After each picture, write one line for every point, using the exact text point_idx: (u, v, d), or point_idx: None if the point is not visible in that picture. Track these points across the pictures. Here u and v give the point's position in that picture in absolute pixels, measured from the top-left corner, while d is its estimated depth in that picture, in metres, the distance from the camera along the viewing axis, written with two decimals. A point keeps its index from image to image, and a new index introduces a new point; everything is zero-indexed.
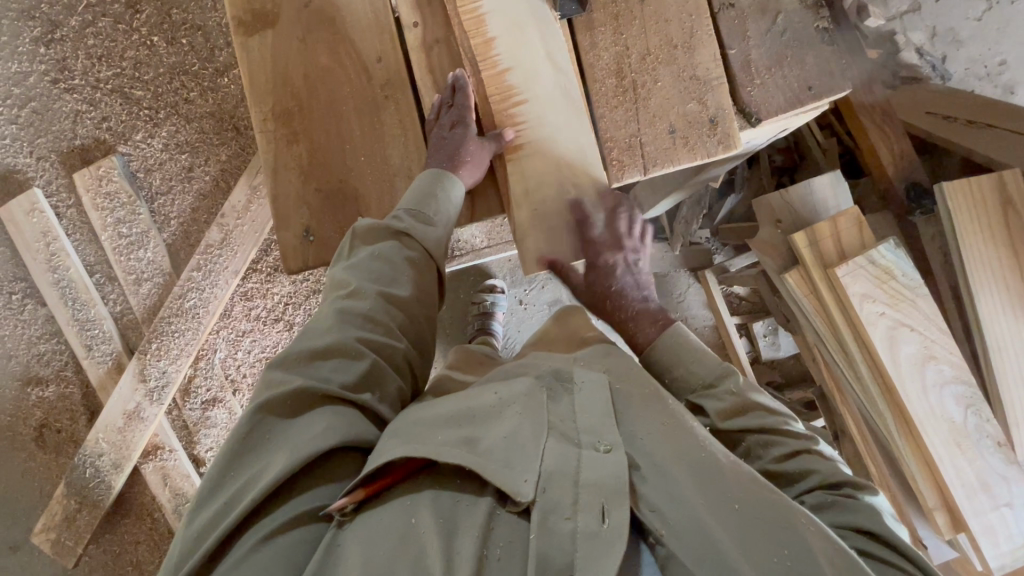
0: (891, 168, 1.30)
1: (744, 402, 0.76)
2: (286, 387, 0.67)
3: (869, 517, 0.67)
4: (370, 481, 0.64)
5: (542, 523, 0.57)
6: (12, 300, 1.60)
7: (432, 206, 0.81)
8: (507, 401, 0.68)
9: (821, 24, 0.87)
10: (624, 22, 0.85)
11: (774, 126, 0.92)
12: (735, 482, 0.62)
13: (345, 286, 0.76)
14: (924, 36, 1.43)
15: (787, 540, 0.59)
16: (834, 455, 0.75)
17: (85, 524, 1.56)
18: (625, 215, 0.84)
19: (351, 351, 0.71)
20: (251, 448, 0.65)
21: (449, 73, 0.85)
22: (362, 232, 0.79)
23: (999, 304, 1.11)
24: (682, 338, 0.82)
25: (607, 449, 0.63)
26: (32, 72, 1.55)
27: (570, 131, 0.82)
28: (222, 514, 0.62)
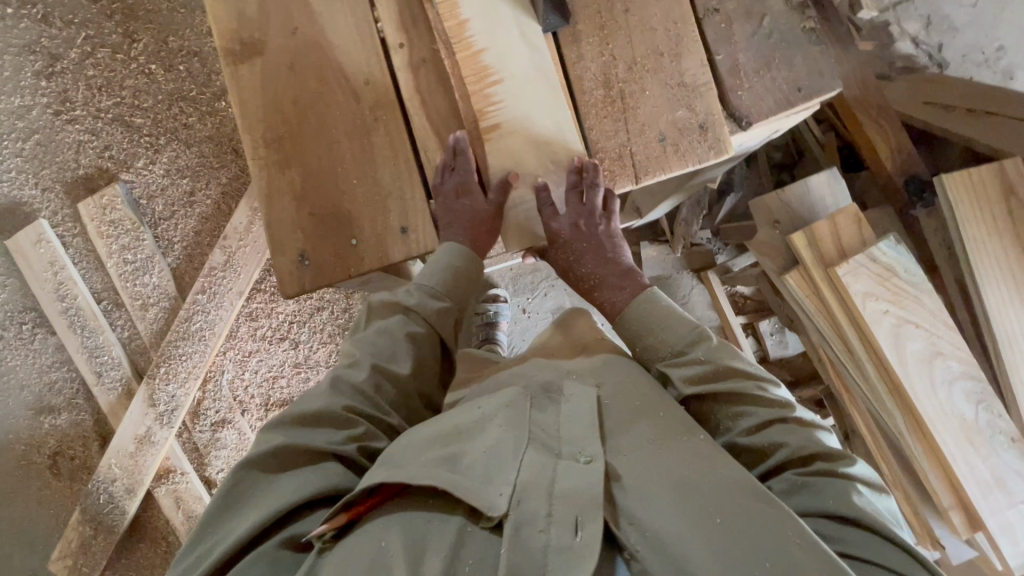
0: (889, 162, 1.29)
1: (716, 365, 0.73)
2: (277, 438, 0.68)
3: (838, 500, 0.64)
4: (353, 505, 0.64)
5: (514, 535, 0.57)
6: (22, 330, 1.62)
7: (448, 283, 0.84)
8: (490, 416, 0.68)
9: (808, 24, 0.86)
10: (610, 32, 0.85)
11: (765, 128, 0.91)
12: (726, 493, 0.60)
13: (347, 357, 0.77)
14: (919, 26, 1.42)
15: (769, 552, 0.57)
16: (813, 420, 0.71)
17: (101, 550, 1.57)
18: (596, 190, 0.83)
19: (343, 419, 0.71)
20: (234, 495, 0.66)
21: (450, 134, 0.84)
22: (376, 306, 0.82)
23: (1004, 294, 1.09)
24: (653, 304, 0.81)
25: (586, 460, 0.63)
26: (35, 105, 1.58)
27: (548, 111, 0.82)
28: (203, 559, 0.63)
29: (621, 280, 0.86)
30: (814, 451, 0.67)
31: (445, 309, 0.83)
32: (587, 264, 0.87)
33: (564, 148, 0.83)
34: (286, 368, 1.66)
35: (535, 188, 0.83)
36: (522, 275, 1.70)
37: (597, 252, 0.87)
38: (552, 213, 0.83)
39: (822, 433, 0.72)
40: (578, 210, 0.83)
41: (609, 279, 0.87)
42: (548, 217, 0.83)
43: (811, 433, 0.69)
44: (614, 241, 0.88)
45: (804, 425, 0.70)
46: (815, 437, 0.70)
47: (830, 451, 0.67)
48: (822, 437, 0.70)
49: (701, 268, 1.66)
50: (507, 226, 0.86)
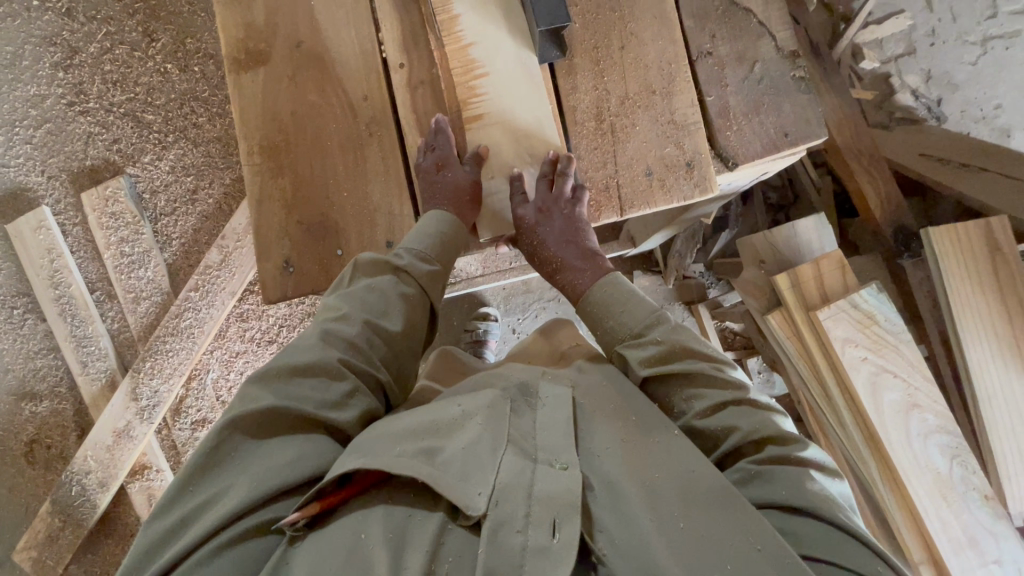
0: (878, 212, 1.31)
1: (671, 347, 0.72)
2: (258, 404, 0.63)
3: (790, 489, 0.60)
4: (328, 494, 0.59)
5: (491, 536, 0.52)
6: (14, 314, 1.63)
7: (435, 247, 0.81)
8: (470, 414, 0.63)
9: (799, 73, 0.88)
10: (606, 67, 0.87)
11: (751, 171, 0.93)
12: (690, 498, 0.58)
13: (335, 310, 0.74)
14: (919, 80, 1.44)
15: (731, 554, 0.54)
16: (770, 405, 0.69)
17: (67, 544, 1.55)
18: (564, 176, 0.83)
19: (333, 371, 0.68)
20: (212, 466, 0.61)
21: (432, 117, 0.86)
22: (364, 265, 0.78)
23: (984, 349, 1.10)
24: (617, 286, 0.81)
25: (562, 467, 0.58)
26: (50, 95, 1.61)
27: (529, 107, 0.84)
28: (174, 535, 0.59)
29: (584, 263, 0.86)
30: (768, 434, 0.64)
31: (436, 272, 0.80)
32: (552, 246, 0.85)
33: (542, 142, 0.84)
34: None
35: (510, 177, 0.85)
36: (514, 296, 1.71)
37: (565, 232, 0.84)
38: (521, 199, 0.84)
39: (778, 419, 0.69)
40: (545, 196, 0.83)
41: (571, 262, 0.86)
42: (518, 204, 0.84)
43: (766, 417, 0.66)
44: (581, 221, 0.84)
45: (759, 409, 0.67)
46: (770, 421, 0.67)
47: (782, 434, 0.64)
48: (778, 423, 0.67)
49: (693, 300, 1.66)
50: (483, 213, 0.86)
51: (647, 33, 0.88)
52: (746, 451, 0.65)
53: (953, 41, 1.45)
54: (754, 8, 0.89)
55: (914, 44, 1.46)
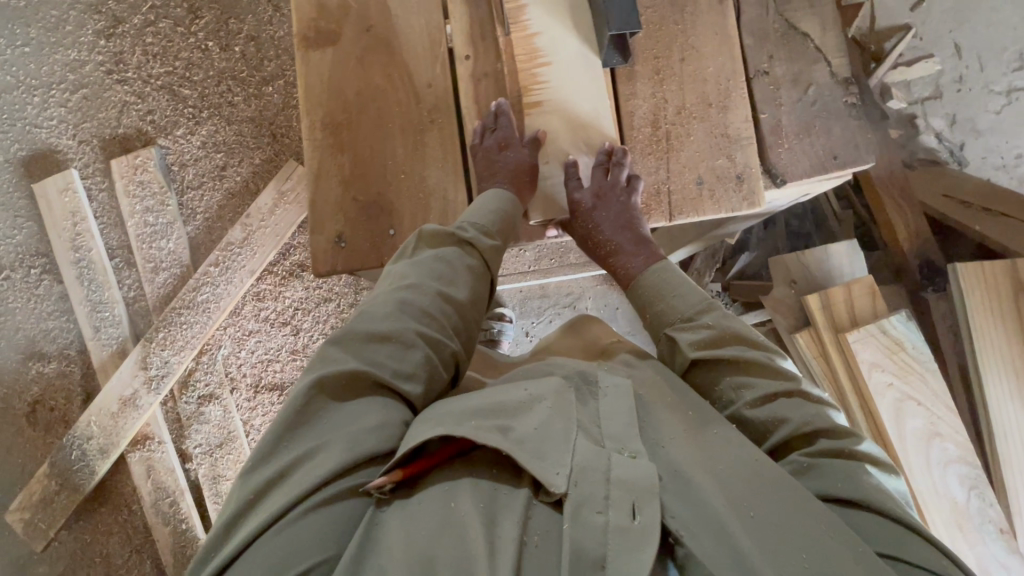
0: (906, 244, 1.37)
1: (721, 332, 0.75)
2: (345, 365, 0.65)
3: (844, 482, 0.62)
4: (409, 463, 0.60)
5: (574, 514, 0.54)
6: (30, 274, 1.63)
7: (496, 223, 0.82)
8: (539, 396, 0.65)
9: (850, 99, 0.91)
10: (665, 77, 0.90)
11: (796, 190, 0.96)
12: (756, 490, 0.59)
13: (403, 278, 0.75)
14: (944, 124, 1.46)
15: (807, 544, 0.55)
16: (824, 399, 0.71)
17: (62, 507, 1.56)
18: (619, 165, 0.86)
19: (407, 339, 0.69)
20: (298, 429, 0.62)
21: (493, 101, 0.89)
22: (427, 236, 0.79)
23: (1005, 387, 1.12)
24: (667, 271, 0.85)
25: (631, 455, 0.60)
26: (90, 61, 1.64)
27: (588, 98, 0.86)
28: (264, 496, 0.59)
29: (636, 247, 0.89)
30: (819, 427, 0.67)
31: (498, 247, 0.82)
32: (606, 230, 0.89)
33: (598, 132, 0.87)
34: (283, 353, 1.63)
35: (565, 164, 0.88)
36: (531, 300, 1.66)
37: (619, 217, 0.88)
38: (576, 184, 0.88)
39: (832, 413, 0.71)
40: (602, 183, 0.86)
41: (623, 246, 0.89)
42: (573, 189, 0.88)
43: (820, 410, 0.69)
44: (634, 200, 0.88)
45: (813, 402, 0.69)
46: (822, 415, 0.69)
47: (835, 428, 0.67)
48: (832, 417, 0.69)
49: None
50: (537, 195, 0.90)
51: (707, 47, 0.90)
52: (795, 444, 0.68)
53: (977, 91, 1.47)
54: (812, 33, 0.92)
55: (941, 89, 1.47)
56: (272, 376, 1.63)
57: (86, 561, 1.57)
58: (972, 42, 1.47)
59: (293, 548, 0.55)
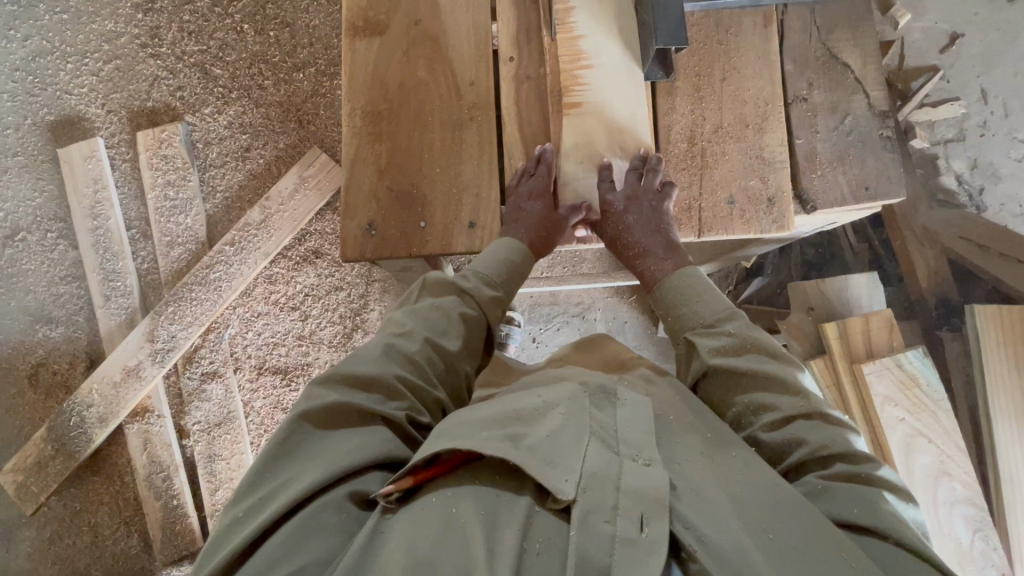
0: (926, 282, 1.38)
1: (745, 341, 0.74)
2: (324, 399, 0.66)
3: (862, 508, 0.61)
4: (420, 469, 0.60)
5: (582, 520, 0.53)
6: (46, 237, 1.63)
7: (501, 272, 0.84)
8: (552, 404, 0.64)
9: (885, 132, 0.92)
10: (704, 95, 0.91)
11: (824, 218, 0.97)
12: (775, 511, 0.58)
13: (399, 325, 0.76)
14: (964, 166, 1.47)
15: (821, 561, 0.54)
16: (843, 420, 0.69)
17: (55, 472, 1.56)
18: (652, 172, 0.87)
19: (390, 384, 0.69)
20: (280, 460, 0.63)
21: (538, 146, 0.89)
22: (432, 283, 0.81)
23: (1012, 433, 1.12)
24: (694, 278, 0.84)
25: (646, 463, 0.59)
26: (126, 33, 1.65)
27: (627, 101, 0.87)
28: (246, 520, 0.59)
29: (666, 251, 0.88)
30: (836, 451, 0.66)
31: (499, 299, 0.84)
32: (636, 232, 0.87)
33: (633, 138, 0.88)
34: (289, 338, 1.62)
35: (599, 166, 0.88)
36: (540, 305, 1.66)
37: (649, 221, 0.87)
38: (609, 186, 0.87)
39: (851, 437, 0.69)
40: (634, 186, 0.86)
41: (652, 249, 0.88)
42: (604, 191, 0.87)
43: (839, 433, 0.67)
44: (665, 206, 0.87)
45: (832, 424, 0.68)
46: (840, 438, 0.68)
47: (852, 452, 0.65)
48: (851, 441, 0.68)
49: None
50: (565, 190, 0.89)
51: (748, 69, 0.91)
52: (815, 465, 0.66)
53: (1003, 136, 1.47)
54: (852, 63, 0.93)
55: (966, 131, 1.47)
56: (276, 359, 1.62)
57: (74, 529, 1.57)
58: (1001, 88, 1.48)
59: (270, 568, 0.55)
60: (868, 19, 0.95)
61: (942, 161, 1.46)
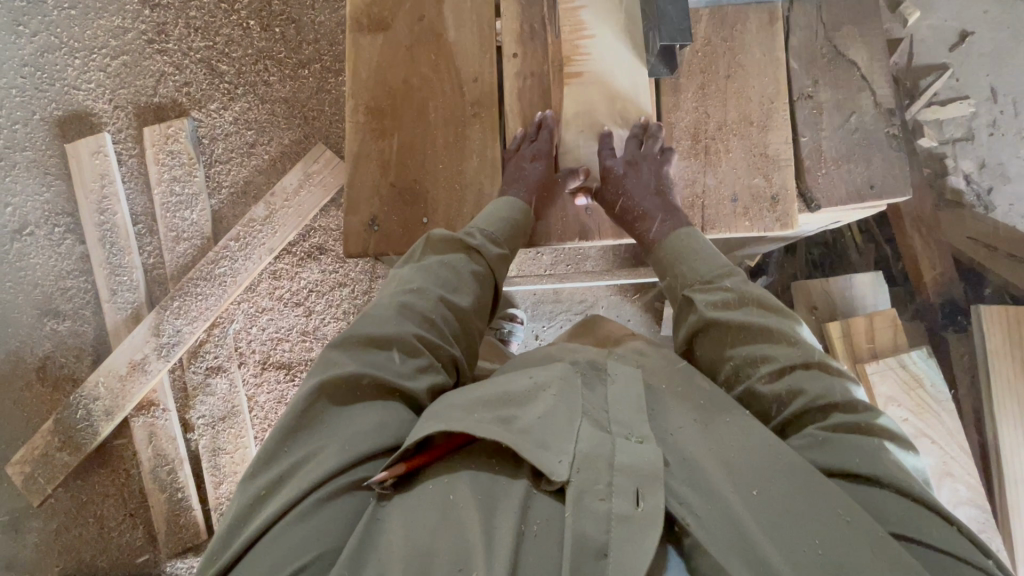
0: (930, 283, 1.37)
1: (743, 296, 0.75)
2: (345, 368, 0.65)
3: (863, 458, 0.60)
4: (413, 456, 0.61)
5: (576, 502, 0.53)
6: (53, 232, 1.65)
7: (506, 232, 0.83)
8: (543, 385, 0.64)
9: (892, 130, 0.91)
10: (708, 92, 0.91)
11: (828, 216, 0.96)
12: (768, 474, 0.58)
13: (409, 283, 0.76)
14: (973, 166, 1.44)
15: (820, 529, 0.53)
16: (844, 371, 0.69)
17: (62, 464, 1.57)
18: (654, 137, 0.88)
19: (409, 344, 0.69)
20: (300, 431, 0.62)
21: (540, 113, 0.90)
22: (435, 240, 0.80)
23: (1019, 433, 1.12)
24: (693, 240, 0.83)
25: (638, 440, 0.58)
26: (133, 29, 1.66)
27: (628, 71, 0.88)
28: (264, 501, 0.60)
29: (664, 213, 0.86)
30: (835, 401, 0.65)
31: (507, 256, 0.83)
32: (636, 195, 0.86)
33: (634, 107, 0.89)
34: (294, 334, 1.64)
35: (600, 134, 0.89)
36: (543, 303, 1.66)
37: (650, 183, 0.86)
38: (610, 153, 0.87)
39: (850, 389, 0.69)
40: (635, 152, 0.87)
41: (651, 212, 0.87)
42: (605, 155, 0.87)
43: (837, 384, 0.67)
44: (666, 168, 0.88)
45: (832, 373, 0.67)
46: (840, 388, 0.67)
47: (851, 403, 0.65)
48: (851, 392, 0.67)
49: None
50: (564, 156, 0.90)
51: (753, 67, 0.91)
52: (818, 415, 0.65)
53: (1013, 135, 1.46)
54: (859, 61, 0.93)
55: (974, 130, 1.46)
56: (280, 355, 1.63)
57: (80, 520, 1.58)
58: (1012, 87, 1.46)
59: (286, 547, 0.55)
60: (876, 17, 0.94)
61: (950, 160, 1.44)
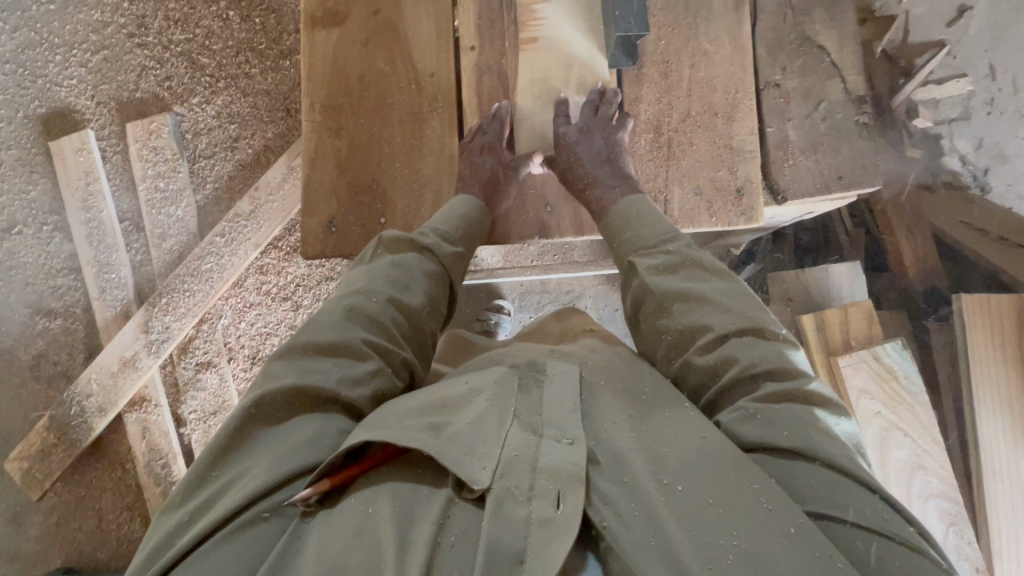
0: (913, 271, 1.36)
1: (685, 260, 0.73)
2: (281, 381, 0.65)
3: (790, 431, 0.60)
4: (338, 471, 0.60)
5: (496, 508, 0.53)
6: (42, 231, 1.65)
7: (459, 228, 0.83)
8: (477, 391, 0.63)
9: (862, 118, 0.89)
10: (673, 82, 0.88)
11: (798, 208, 0.94)
12: (694, 463, 0.57)
13: (356, 285, 0.75)
14: (969, 147, 1.36)
15: (737, 521, 0.53)
16: (782, 335, 0.67)
17: (59, 459, 1.60)
18: (609, 102, 0.86)
19: (357, 351, 0.68)
20: (233, 450, 0.63)
21: (495, 104, 0.88)
22: (387, 241, 0.79)
23: (997, 421, 1.10)
24: (642, 205, 0.81)
25: (568, 442, 0.58)
26: (112, 23, 1.64)
27: (584, 37, 0.87)
28: (185, 526, 0.59)
29: (614, 180, 0.84)
30: (766, 368, 0.64)
31: (462, 254, 0.83)
32: (587, 161, 0.84)
33: (591, 73, 0.88)
34: (282, 328, 1.64)
35: (555, 102, 0.88)
36: (530, 294, 1.58)
37: (602, 151, 0.85)
38: (563, 121, 0.87)
39: (791, 353, 0.67)
40: (589, 119, 0.85)
41: (602, 179, 0.84)
42: (558, 124, 0.87)
43: (774, 350, 0.65)
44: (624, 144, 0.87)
45: (768, 339, 0.66)
46: (776, 354, 0.65)
47: (785, 369, 0.64)
48: (788, 356, 0.65)
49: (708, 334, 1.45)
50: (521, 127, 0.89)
51: (719, 54, 0.88)
52: (744, 389, 0.64)
53: None
54: (828, 46, 0.90)
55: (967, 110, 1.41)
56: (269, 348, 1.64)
57: (80, 514, 1.62)
58: None
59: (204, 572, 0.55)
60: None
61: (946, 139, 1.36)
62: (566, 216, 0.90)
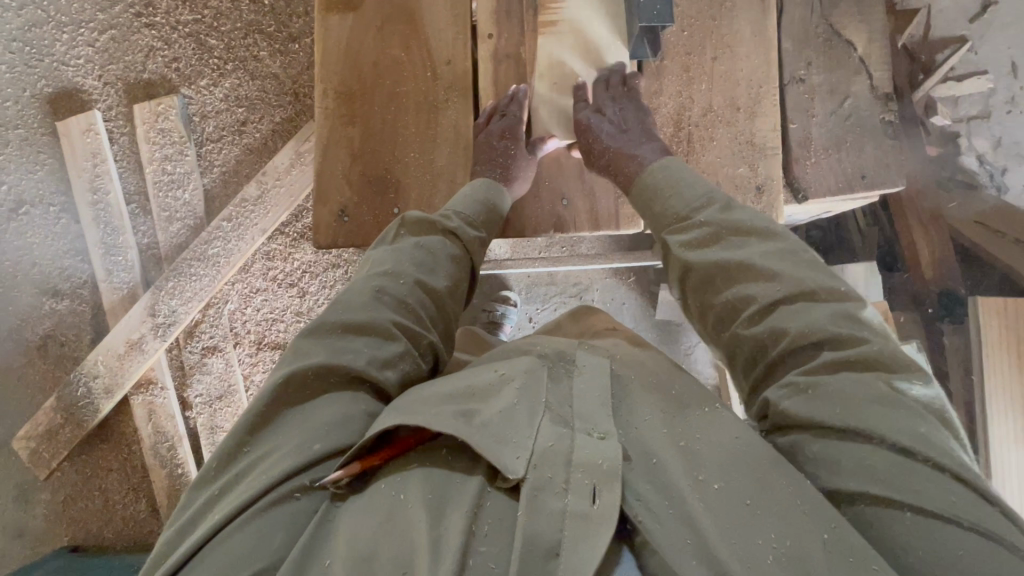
0: (929, 271, 1.33)
1: (721, 230, 0.70)
2: (309, 360, 0.64)
3: (844, 408, 0.57)
4: (368, 454, 0.60)
5: (530, 500, 0.52)
6: (48, 212, 1.64)
7: (482, 213, 0.82)
8: (507, 378, 0.64)
9: (887, 116, 0.87)
10: (694, 75, 0.86)
11: (818, 207, 0.92)
12: (727, 464, 0.56)
13: (383, 266, 0.74)
14: (987, 146, 1.34)
15: (774, 524, 0.52)
16: (844, 292, 0.63)
17: (66, 440, 1.60)
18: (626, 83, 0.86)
19: (385, 332, 0.68)
20: (259, 430, 0.62)
21: (512, 87, 0.87)
22: (410, 222, 0.79)
23: (1010, 425, 1.11)
24: (673, 171, 0.78)
25: (601, 436, 0.57)
26: (120, 2, 1.62)
27: (603, 20, 0.86)
28: (213, 506, 0.59)
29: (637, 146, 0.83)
30: (821, 337, 0.60)
31: (483, 240, 0.82)
32: (604, 134, 0.83)
33: (610, 57, 0.87)
34: (288, 315, 1.64)
35: (574, 87, 0.88)
36: (537, 286, 1.58)
37: (622, 126, 0.83)
38: (583, 104, 0.86)
39: (856, 309, 0.62)
40: (608, 100, 0.85)
41: (625, 145, 0.82)
42: (579, 107, 0.86)
43: (827, 313, 0.62)
44: (646, 132, 0.85)
45: (828, 297, 0.63)
46: (835, 313, 0.62)
47: (837, 337, 0.60)
48: (845, 317, 0.61)
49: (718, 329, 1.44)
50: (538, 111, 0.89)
51: (743, 47, 0.85)
52: (797, 360, 0.62)
53: None
54: (855, 41, 0.88)
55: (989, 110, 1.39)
56: (275, 334, 1.64)
57: (87, 493, 1.63)
58: None
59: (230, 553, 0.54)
60: None
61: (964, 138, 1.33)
62: (583, 209, 0.89)
